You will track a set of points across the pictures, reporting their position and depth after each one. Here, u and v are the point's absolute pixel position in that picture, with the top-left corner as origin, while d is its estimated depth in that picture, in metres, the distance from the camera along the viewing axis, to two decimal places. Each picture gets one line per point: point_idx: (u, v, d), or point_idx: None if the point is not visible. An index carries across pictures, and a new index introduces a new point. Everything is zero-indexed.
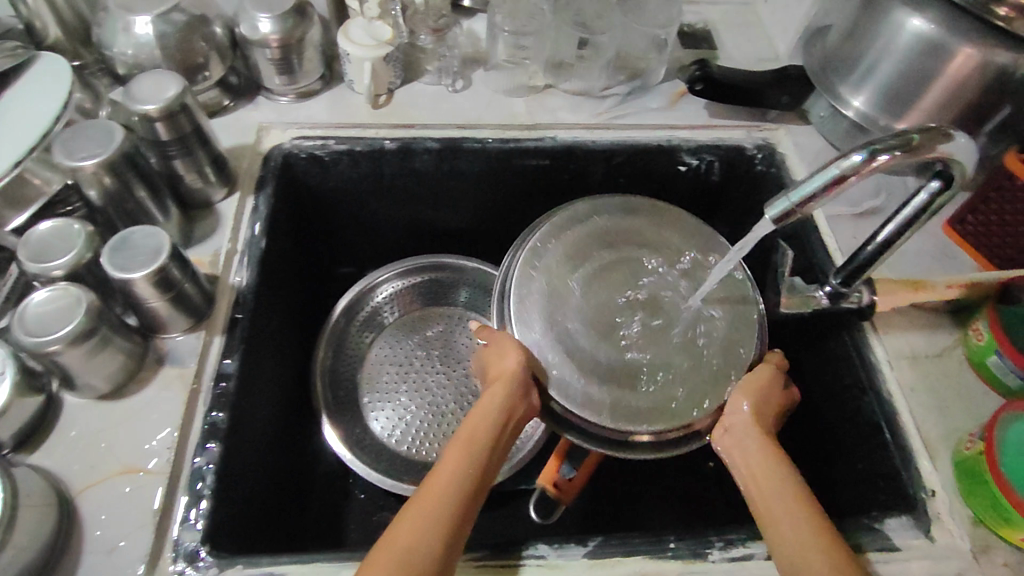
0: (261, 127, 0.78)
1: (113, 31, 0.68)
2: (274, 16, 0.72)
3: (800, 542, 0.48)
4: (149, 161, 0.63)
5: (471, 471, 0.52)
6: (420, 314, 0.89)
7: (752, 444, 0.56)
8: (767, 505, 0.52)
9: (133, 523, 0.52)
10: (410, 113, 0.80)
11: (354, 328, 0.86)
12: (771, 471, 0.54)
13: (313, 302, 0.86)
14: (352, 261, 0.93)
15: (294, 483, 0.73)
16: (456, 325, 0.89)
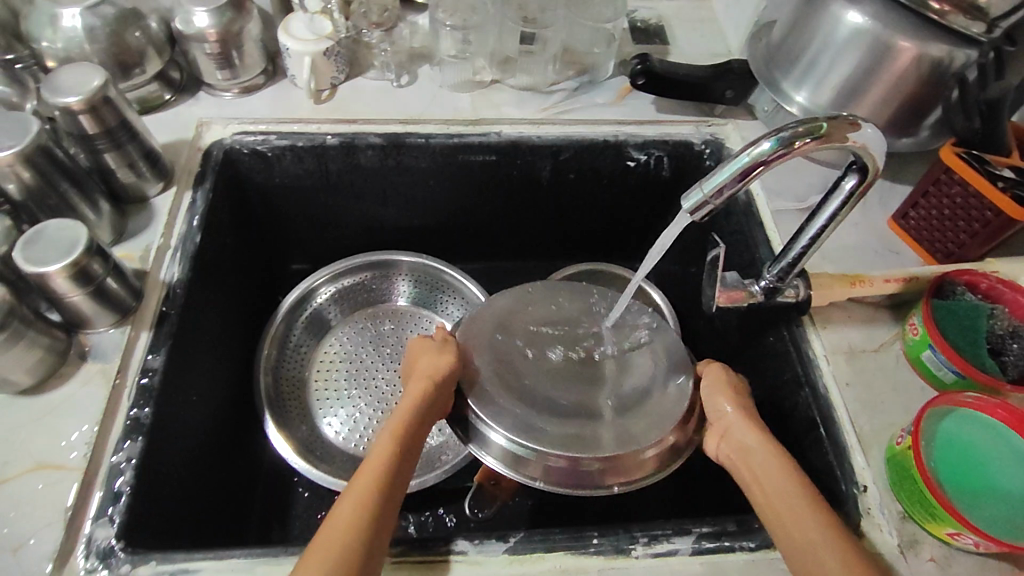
0: (202, 123, 0.77)
1: (42, 24, 0.68)
2: (209, 9, 0.72)
3: (812, 540, 0.46)
4: (74, 155, 0.62)
5: (398, 463, 0.52)
6: (371, 312, 0.88)
7: (750, 438, 0.55)
8: (772, 507, 0.50)
9: (43, 520, 0.49)
10: (353, 109, 0.80)
11: (301, 326, 0.84)
12: (768, 466, 0.52)
13: (258, 300, 0.84)
14: (304, 258, 0.91)
15: (229, 487, 0.70)
16: (408, 322, 0.87)
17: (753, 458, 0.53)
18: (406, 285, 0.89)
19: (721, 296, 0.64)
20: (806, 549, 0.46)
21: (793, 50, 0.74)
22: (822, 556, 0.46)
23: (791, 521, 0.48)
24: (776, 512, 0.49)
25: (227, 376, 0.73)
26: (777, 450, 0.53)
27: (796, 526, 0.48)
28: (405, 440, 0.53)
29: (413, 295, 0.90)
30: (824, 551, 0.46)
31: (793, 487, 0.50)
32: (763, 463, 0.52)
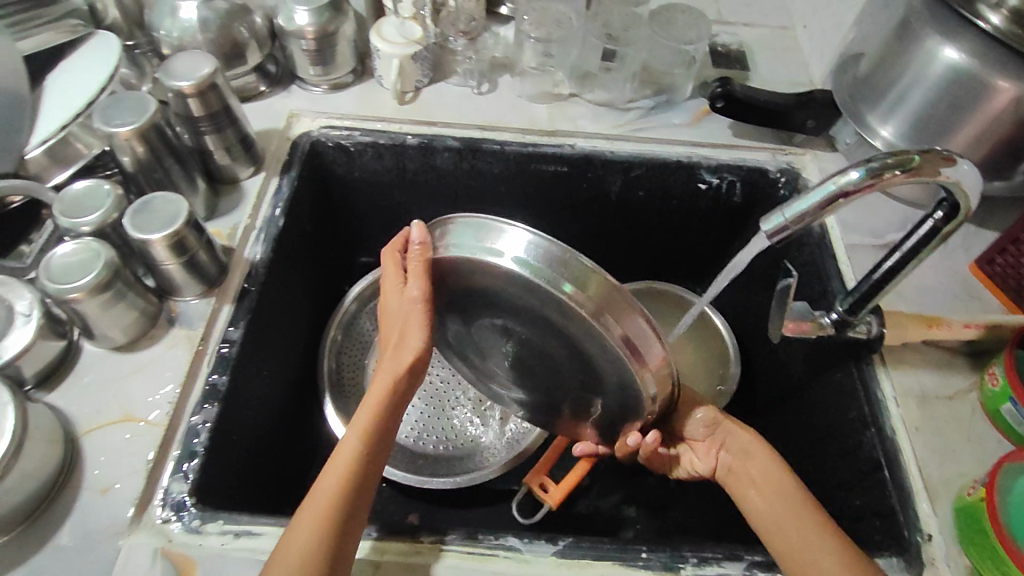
0: (293, 115, 0.82)
1: (163, 16, 0.74)
2: (311, 9, 0.76)
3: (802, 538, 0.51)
4: (179, 135, 0.67)
5: (378, 442, 0.53)
6: None
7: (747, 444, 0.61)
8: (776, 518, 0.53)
9: (128, 468, 0.52)
10: (434, 112, 0.83)
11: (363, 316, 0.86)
12: (767, 474, 0.57)
13: (326, 288, 0.87)
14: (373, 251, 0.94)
15: (289, 461, 0.73)
16: None
17: (751, 466, 0.59)
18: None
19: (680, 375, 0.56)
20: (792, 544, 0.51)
21: (882, 83, 0.72)
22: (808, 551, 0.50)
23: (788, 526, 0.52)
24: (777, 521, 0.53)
25: (295, 356, 0.76)
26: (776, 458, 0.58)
27: (793, 529, 0.51)
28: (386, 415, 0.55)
29: None
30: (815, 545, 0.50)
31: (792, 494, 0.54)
32: (761, 467, 0.58)
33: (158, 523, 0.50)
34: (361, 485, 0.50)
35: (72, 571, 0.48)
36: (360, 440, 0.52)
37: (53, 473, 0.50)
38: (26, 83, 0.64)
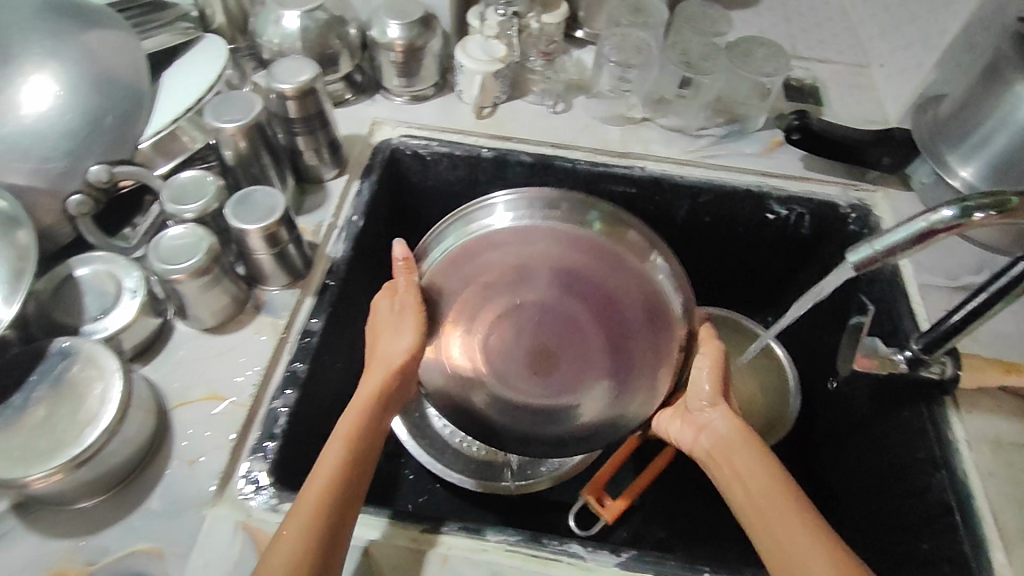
0: (376, 122, 0.85)
1: (267, 23, 0.79)
2: (402, 23, 0.80)
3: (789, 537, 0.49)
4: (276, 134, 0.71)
5: (364, 450, 0.54)
6: None
7: (723, 426, 0.59)
8: (761, 513, 0.51)
9: (214, 443, 0.55)
10: (509, 127, 0.86)
11: None
12: (748, 461, 0.55)
13: None
14: None
15: None
16: None
17: (733, 453, 0.57)
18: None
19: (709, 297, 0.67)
20: (777, 541, 0.49)
21: (965, 125, 0.72)
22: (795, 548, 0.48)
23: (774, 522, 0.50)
24: (761, 510, 0.51)
25: None
26: (753, 443, 0.57)
27: (779, 526, 0.49)
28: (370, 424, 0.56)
29: None
30: (805, 543, 0.48)
31: (773, 484, 0.52)
32: (740, 452, 0.56)
33: (238, 498, 0.52)
34: (346, 486, 0.50)
35: (161, 533, 0.50)
36: (344, 445, 0.53)
37: (146, 441, 0.53)
38: (144, 78, 0.69)
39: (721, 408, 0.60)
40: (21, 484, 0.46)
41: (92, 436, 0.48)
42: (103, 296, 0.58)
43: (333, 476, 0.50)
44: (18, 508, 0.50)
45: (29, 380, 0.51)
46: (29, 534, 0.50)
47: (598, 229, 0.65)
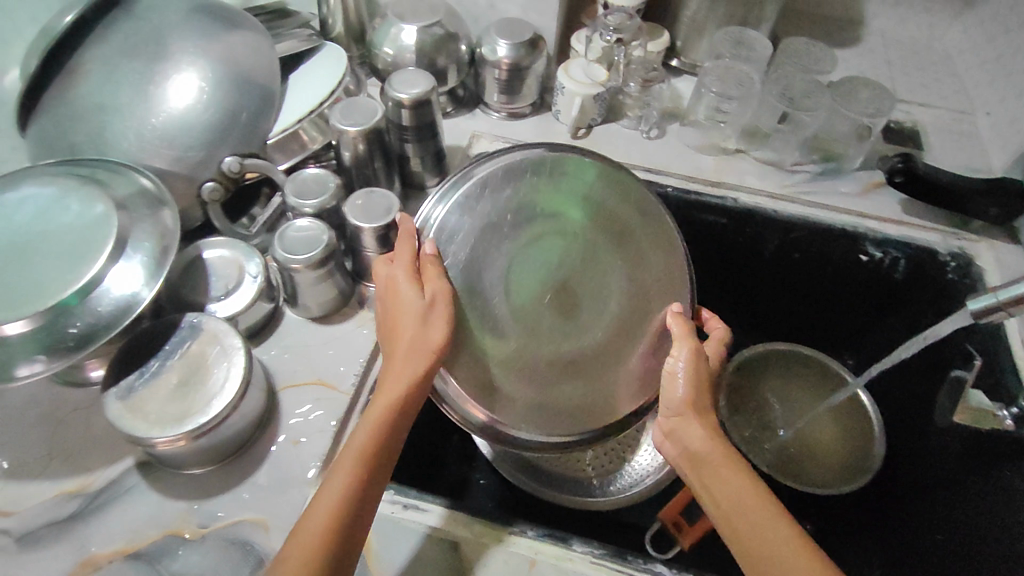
0: (475, 135, 0.89)
1: (385, 35, 0.83)
2: (511, 43, 0.83)
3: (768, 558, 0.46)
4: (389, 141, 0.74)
5: (379, 456, 0.49)
6: None
7: (696, 433, 0.54)
8: (738, 532, 0.48)
9: (318, 426, 0.58)
10: (604, 149, 0.88)
11: None
12: (722, 473, 0.51)
13: None
14: None
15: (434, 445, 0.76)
16: None
17: (711, 464, 0.52)
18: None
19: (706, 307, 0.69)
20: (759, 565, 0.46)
21: None
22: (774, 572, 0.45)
23: (754, 541, 0.47)
24: (738, 530, 0.48)
25: None
26: (727, 450, 0.52)
27: (760, 546, 0.46)
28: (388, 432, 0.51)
29: None
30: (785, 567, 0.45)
31: (752, 499, 0.48)
32: (715, 464, 0.52)
33: None
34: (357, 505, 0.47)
35: (267, 507, 0.54)
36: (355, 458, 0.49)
37: (258, 418, 0.57)
38: (275, 80, 0.74)
39: (694, 418, 0.55)
40: (148, 443, 0.50)
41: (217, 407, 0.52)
42: (227, 278, 0.63)
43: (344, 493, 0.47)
44: (143, 467, 0.55)
45: (161, 351, 0.55)
46: (150, 492, 0.55)
47: (585, 170, 0.60)
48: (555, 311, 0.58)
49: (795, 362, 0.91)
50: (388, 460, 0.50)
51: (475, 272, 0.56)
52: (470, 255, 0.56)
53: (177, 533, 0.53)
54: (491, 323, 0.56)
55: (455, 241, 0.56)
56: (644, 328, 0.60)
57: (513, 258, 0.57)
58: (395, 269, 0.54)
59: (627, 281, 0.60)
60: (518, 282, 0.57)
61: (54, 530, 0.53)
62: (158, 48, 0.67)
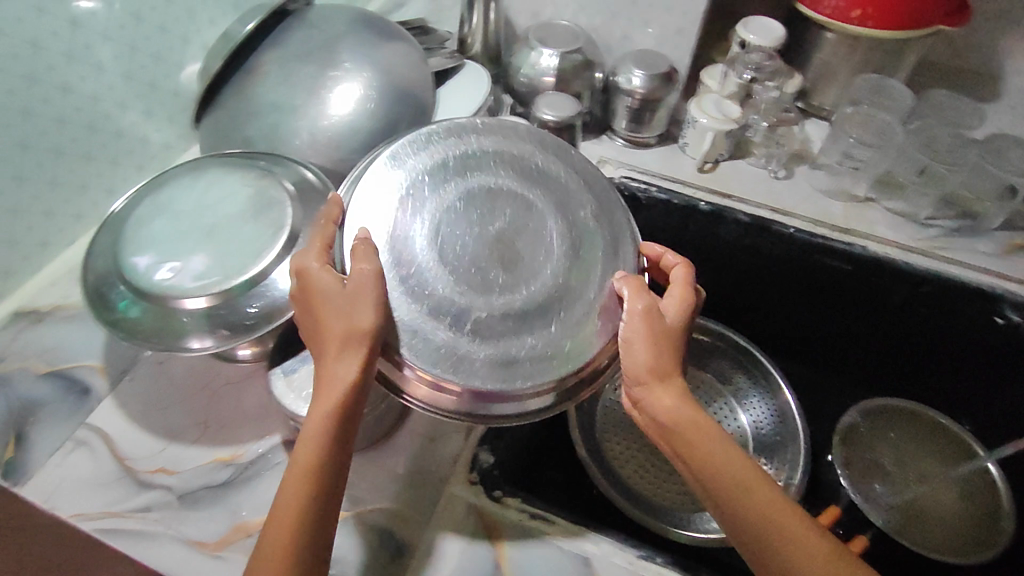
0: (601, 159, 0.91)
1: (525, 58, 0.86)
2: (648, 74, 0.85)
3: (770, 536, 0.46)
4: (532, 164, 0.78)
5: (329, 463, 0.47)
6: (698, 358, 0.91)
7: (668, 405, 0.50)
8: (728, 508, 0.48)
9: (450, 427, 0.63)
10: (729, 185, 0.88)
11: None
12: (705, 447, 0.49)
13: None
14: None
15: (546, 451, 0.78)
16: (710, 396, 0.89)
17: (690, 436, 0.50)
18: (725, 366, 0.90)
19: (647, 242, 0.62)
20: (756, 538, 0.47)
21: None
22: (774, 546, 0.46)
23: (751, 517, 0.47)
24: (734, 508, 0.48)
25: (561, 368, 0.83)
26: (700, 416, 0.50)
27: (757, 523, 0.47)
28: (338, 435, 0.47)
29: (729, 371, 0.90)
30: (785, 541, 0.46)
31: (741, 471, 0.48)
32: (692, 434, 0.49)
33: (469, 482, 0.59)
34: (315, 516, 0.46)
35: (400, 498, 0.58)
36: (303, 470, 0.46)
37: (397, 414, 0.62)
38: (428, 91, 0.77)
39: (662, 389, 0.51)
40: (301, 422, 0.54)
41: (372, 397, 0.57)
42: None
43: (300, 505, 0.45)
44: (288, 445, 0.61)
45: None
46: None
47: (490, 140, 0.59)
48: (488, 264, 0.54)
49: (928, 425, 0.90)
50: (340, 461, 0.48)
51: (405, 234, 0.53)
52: (399, 222, 0.53)
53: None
54: (426, 278, 0.52)
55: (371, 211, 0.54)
56: (582, 276, 0.55)
57: (443, 220, 0.55)
58: (309, 258, 0.51)
59: (560, 241, 0.56)
60: (449, 245, 0.54)
61: (209, 492, 0.58)
62: (329, 55, 0.71)
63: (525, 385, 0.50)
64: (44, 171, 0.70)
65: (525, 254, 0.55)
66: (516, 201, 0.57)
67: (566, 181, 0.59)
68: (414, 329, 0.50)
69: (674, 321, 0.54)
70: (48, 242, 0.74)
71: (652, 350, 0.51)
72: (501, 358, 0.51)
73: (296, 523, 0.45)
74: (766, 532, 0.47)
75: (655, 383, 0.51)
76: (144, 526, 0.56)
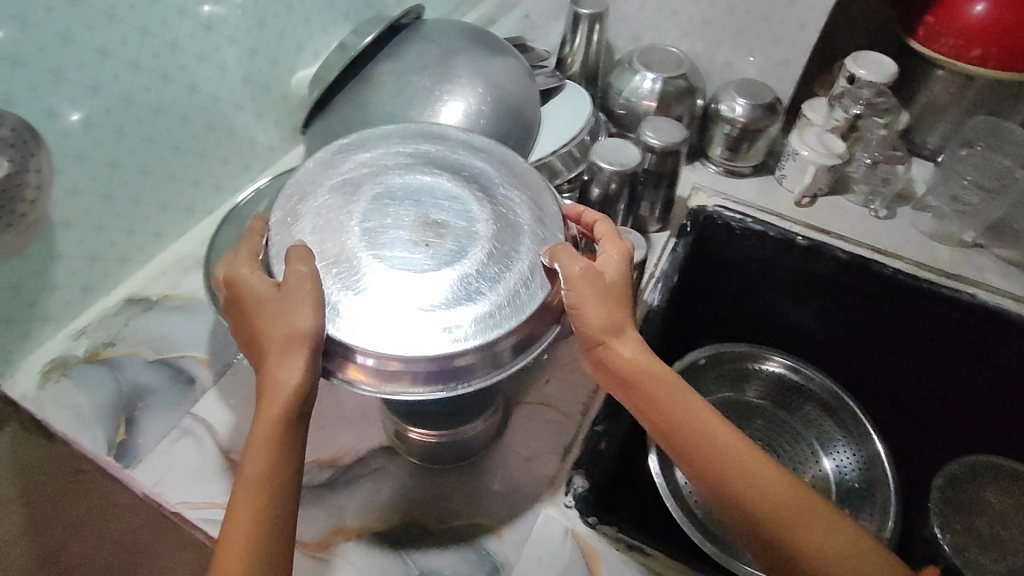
0: (694, 187, 0.90)
1: (626, 81, 0.86)
2: (752, 103, 0.84)
3: (746, 477, 0.50)
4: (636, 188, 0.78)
5: (280, 471, 0.46)
6: (783, 403, 0.88)
7: (634, 361, 0.53)
8: (702, 453, 0.51)
9: (548, 446, 0.64)
10: (828, 222, 0.86)
11: (710, 373, 0.88)
12: (675, 399, 0.53)
13: (675, 344, 0.91)
14: (713, 332, 0.95)
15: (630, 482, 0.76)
16: (794, 441, 0.86)
17: (659, 390, 0.53)
18: (810, 407, 0.86)
19: (569, 204, 0.60)
20: (730, 477, 0.51)
21: None
22: (749, 486, 0.50)
23: (723, 459, 0.51)
24: (705, 453, 0.51)
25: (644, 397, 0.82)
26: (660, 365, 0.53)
27: (729, 465, 0.51)
28: (291, 441, 0.47)
29: (816, 415, 0.86)
30: (757, 481, 0.50)
31: (705, 417, 0.53)
32: (659, 386, 0.53)
33: (562, 505, 0.58)
34: (271, 524, 0.45)
35: (499, 514, 0.59)
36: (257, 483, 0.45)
37: (496, 429, 0.64)
38: (534, 109, 0.77)
39: (625, 342, 0.53)
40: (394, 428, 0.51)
41: (479, 421, 0.60)
42: None
43: (254, 516, 0.45)
44: (388, 452, 0.63)
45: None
46: (396, 477, 0.61)
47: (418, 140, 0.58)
48: (413, 245, 0.51)
49: None
50: (291, 469, 0.47)
51: (343, 237, 0.51)
52: (335, 218, 0.52)
53: (422, 521, 0.58)
54: (358, 265, 0.49)
55: (291, 218, 0.52)
56: (513, 249, 0.51)
57: (374, 215, 0.52)
58: (238, 264, 0.50)
59: (482, 222, 0.52)
60: (377, 229, 0.51)
61: (309, 492, 0.60)
62: (446, 70, 0.73)
63: (459, 348, 0.45)
64: (165, 165, 0.72)
65: (453, 241, 0.51)
66: (441, 188, 0.54)
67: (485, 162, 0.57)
68: (336, 308, 0.47)
69: (614, 276, 0.54)
70: (160, 233, 0.75)
71: (587, 310, 0.51)
72: (433, 328, 0.46)
73: (251, 533, 0.44)
74: (738, 472, 0.51)
75: (615, 339, 0.53)
76: None
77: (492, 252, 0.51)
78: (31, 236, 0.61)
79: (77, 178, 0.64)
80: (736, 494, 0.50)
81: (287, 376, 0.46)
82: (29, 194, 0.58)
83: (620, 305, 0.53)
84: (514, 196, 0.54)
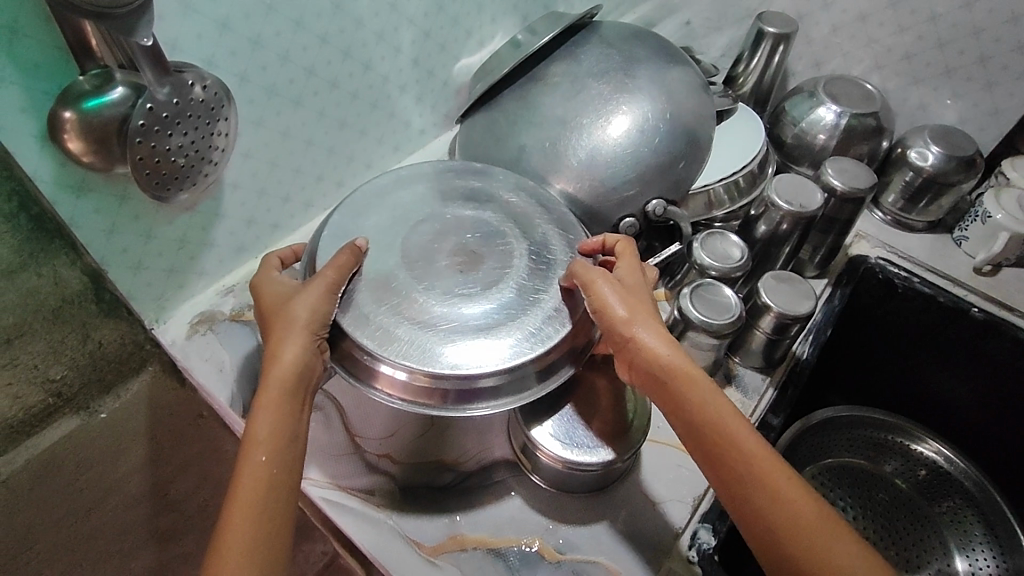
0: (857, 234, 0.82)
1: (803, 109, 0.79)
2: (945, 154, 0.76)
3: (780, 511, 0.43)
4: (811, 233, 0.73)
5: (286, 439, 0.47)
6: (925, 488, 0.79)
7: (658, 358, 0.50)
8: (730, 473, 0.46)
9: (677, 495, 0.60)
10: (1012, 296, 0.76)
11: (842, 435, 0.81)
12: (706, 408, 0.47)
13: (807, 402, 0.84)
14: (843, 393, 0.87)
15: None
16: (930, 532, 0.76)
17: (688, 395, 0.48)
18: (954, 501, 0.77)
19: (589, 240, 0.60)
20: (762, 509, 0.44)
21: None
22: (780, 521, 0.43)
23: (756, 487, 0.45)
24: (733, 475, 0.45)
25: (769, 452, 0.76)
26: (689, 367, 0.49)
27: (762, 493, 0.44)
28: (290, 407, 0.48)
29: (959, 510, 0.77)
30: (796, 518, 0.43)
31: (742, 433, 0.46)
32: (686, 390, 0.48)
33: (685, 560, 0.55)
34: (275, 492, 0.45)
35: (618, 557, 0.56)
36: (260, 451, 0.46)
37: (625, 467, 0.61)
38: (707, 131, 0.71)
39: (647, 339, 0.50)
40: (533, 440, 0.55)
41: (609, 454, 0.57)
42: None
43: (257, 482, 0.44)
44: (510, 467, 0.61)
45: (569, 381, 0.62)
46: (513, 494, 0.60)
47: (467, 176, 0.65)
48: (452, 273, 0.56)
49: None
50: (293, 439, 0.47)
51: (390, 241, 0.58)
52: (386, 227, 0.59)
53: (535, 546, 0.56)
54: (396, 278, 0.55)
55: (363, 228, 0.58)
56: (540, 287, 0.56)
57: (423, 235, 0.59)
58: (262, 274, 0.56)
59: (513, 256, 0.58)
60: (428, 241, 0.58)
61: (427, 492, 0.59)
62: (623, 78, 0.69)
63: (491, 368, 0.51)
64: (329, 139, 0.73)
65: (485, 270, 0.57)
66: (487, 226, 0.60)
67: (526, 204, 0.63)
68: (369, 317, 0.53)
69: (635, 288, 0.54)
70: (312, 204, 0.76)
71: (608, 316, 0.52)
72: (470, 349, 0.51)
73: (254, 498, 0.44)
74: (770, 504, 0.44)
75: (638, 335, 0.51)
76: (366, 508, 0.57)
77: (525, 286, 0.56)
78: (205, 194, 0.63)
79: (253, 144, 0.65)
80: (755, 504, 0.44)
81: (291, 351, 0.49)
82: (214, 155, 0.58)
83: (640, 308, 0.52)
84: (551, 241, 0.60)
